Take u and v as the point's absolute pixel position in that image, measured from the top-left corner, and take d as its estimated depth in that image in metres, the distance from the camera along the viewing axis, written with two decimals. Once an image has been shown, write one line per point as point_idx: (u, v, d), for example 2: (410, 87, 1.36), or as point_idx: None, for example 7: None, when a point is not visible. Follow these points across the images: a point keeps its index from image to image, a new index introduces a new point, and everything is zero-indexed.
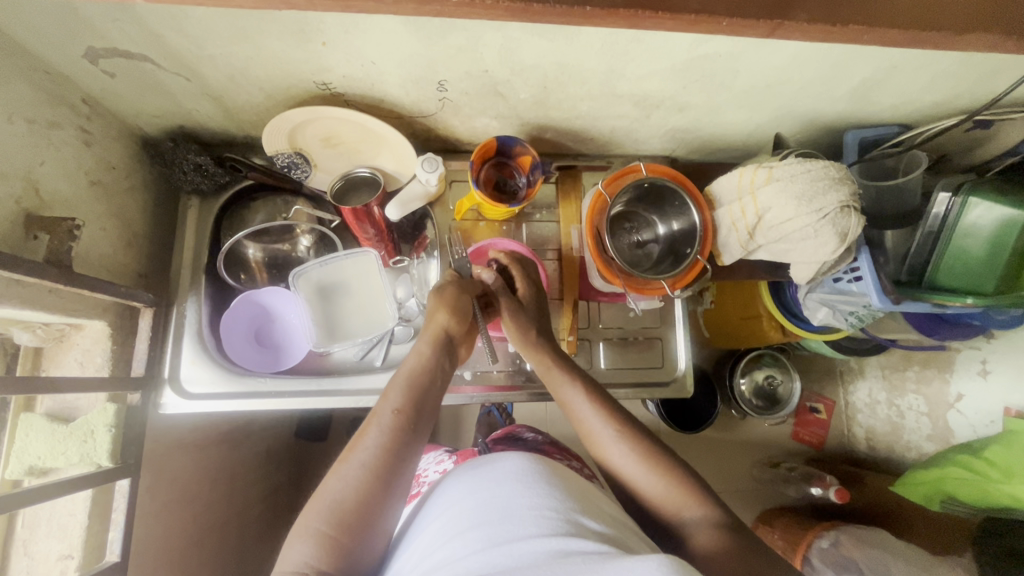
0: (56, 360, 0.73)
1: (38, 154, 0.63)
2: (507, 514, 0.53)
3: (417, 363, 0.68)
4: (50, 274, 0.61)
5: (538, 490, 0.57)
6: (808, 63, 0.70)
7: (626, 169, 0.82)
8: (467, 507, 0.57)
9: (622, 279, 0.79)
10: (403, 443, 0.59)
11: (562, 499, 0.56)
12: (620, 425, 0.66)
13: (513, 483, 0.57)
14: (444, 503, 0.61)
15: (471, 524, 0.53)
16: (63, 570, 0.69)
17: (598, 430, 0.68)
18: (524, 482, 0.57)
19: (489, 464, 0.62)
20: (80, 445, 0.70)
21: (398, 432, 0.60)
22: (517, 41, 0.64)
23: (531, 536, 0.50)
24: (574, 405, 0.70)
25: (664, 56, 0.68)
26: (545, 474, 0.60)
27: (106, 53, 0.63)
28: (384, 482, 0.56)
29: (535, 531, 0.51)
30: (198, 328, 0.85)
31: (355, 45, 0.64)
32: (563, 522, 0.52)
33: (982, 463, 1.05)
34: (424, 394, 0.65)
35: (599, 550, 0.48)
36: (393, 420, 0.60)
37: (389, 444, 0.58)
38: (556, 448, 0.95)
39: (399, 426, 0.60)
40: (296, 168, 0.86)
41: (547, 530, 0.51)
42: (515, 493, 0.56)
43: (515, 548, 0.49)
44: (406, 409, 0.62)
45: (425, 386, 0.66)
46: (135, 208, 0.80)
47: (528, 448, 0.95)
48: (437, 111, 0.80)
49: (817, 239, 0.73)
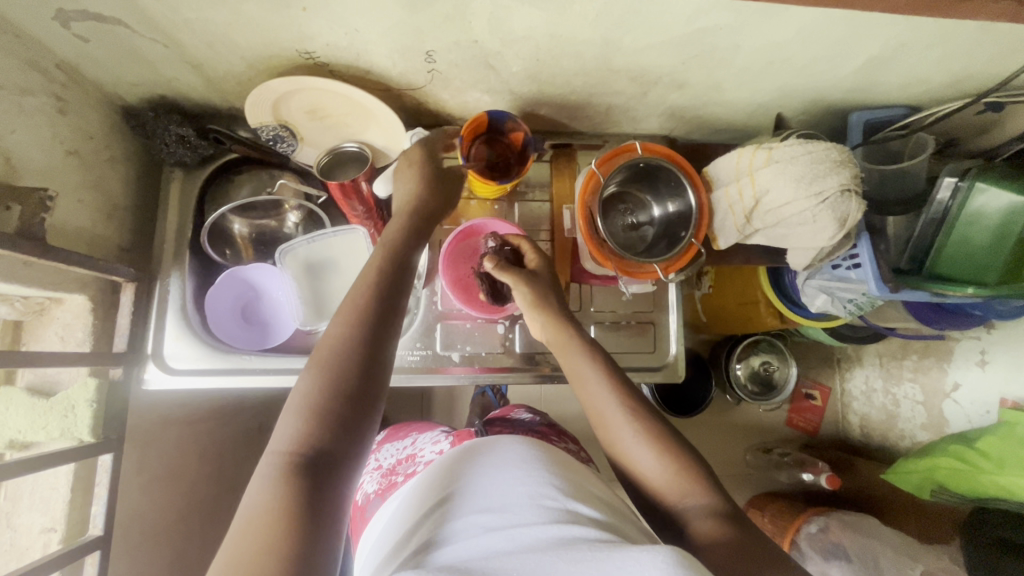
0: (36, 334, 0.72)
1: (9, 122, 0.61)
2: (506, 504, 0.53)
3: (397, 230, 0.68)
4: (24, 246, 0.59)
5: (539, 479, 0.56)
6: (813, 38, 0.66)
7: (620, 148, 0.80)
8: (465, 491, 0.56)
9: (613, 262, 0.77)
10: (380, 312, 0.58)
11: (562, 487, 0.56)
12: (612, 403, 0.65)
13: (512, 473, 0.57)
14: (436, 488, 0.60)
15: (469, 511, 0.53)
16: (46, 542, 0.69)
17: (594, 410, 0.66)
18: (522, 468, 0.58)
19: (485, 452, 0.62)
20: (60, 420, 0.70)
21: (377, 305, 0.59)
22: (507, 9, 0.61)
23: (535, 522, 0.50)
24: (586, 382, 0.68)
25: (662, 29, 0.65)
26: (546, 464, 0.60)
27: (76, 16, 0.61)
28: (367, 354, 0.56)
29: (538, 517, 0.51)
30: (182, 304, 0.83)
31: (337, 12, 0.61)
32: (563, 510, 0.52)
33: (973, 454, 1.05)
34: (400, 263, 0.64)
35: (603, 539, 0.48)
36: (366, 292, 0.59)
37: (369, 316, 0.57)
38: (553, 429, 0.94)
39: (378, 297, 0.59)
40: (281, 141, 0.84)
41: (549, 517, 0.51)
42: (513, 479, 0.56)
43: (518, 534, 0.49)
44: (382, 277, 0.61)
45: (404, 251, 0.65)
46: (113, 179, 0.78)
47: (526, 429, 0.93)
48: (426, 84, 0.77)
49: (815, 224, 0.70)
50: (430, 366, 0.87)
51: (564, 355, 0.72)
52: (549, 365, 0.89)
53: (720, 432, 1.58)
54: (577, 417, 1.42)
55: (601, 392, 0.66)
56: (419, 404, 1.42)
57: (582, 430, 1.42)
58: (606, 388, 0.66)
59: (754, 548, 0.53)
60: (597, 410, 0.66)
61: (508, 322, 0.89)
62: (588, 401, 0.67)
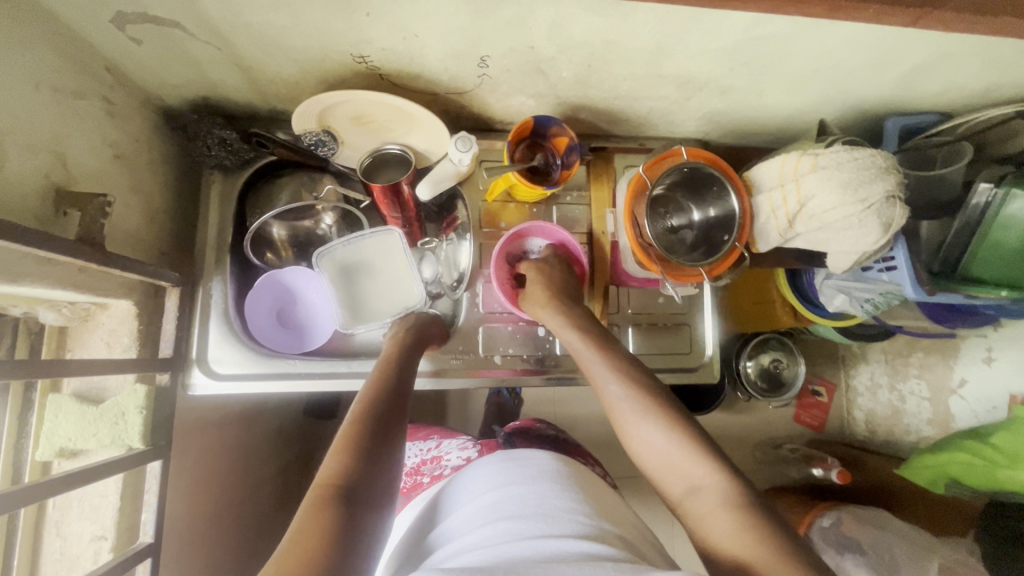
0: (80, 340, 0.71)
1: (65, 125, 0.60)
2: (538, 512, 0.55)
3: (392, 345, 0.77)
4: (86, 253, 0.58)
5: (569, 492, 0.59)
6: (861, 47, 0.68)
7: (667, 152, 0.82)
8: (492, 497, 0.58)
9: (659, 264, 0.78)
10: (398, 387, 0.69)
11: (589, 506, 0.58)
12: (625, 393, 0.69)
13: (544, 483, 0.59)
14: (467, 491, 0.62)
15: (498, 516, 0.55)
16: (97, 550, 0.68)
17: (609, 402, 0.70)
18: (551, 482, 0.60)
19: (518, 456, 0.64)
20: (111, 427, 0.69)
21: (392, 384, 0.69)
22: (569, 16, 0.61)
23: (564, 534, 0.52)
24: (599, 376, 0.72)
25: (718, 37, 0.66)
26: (573, 480, 0.62)
27: (134, 19, 0.60)
28: (388, 413, 0.64)
29: (566, 530, 0.53)
30: (224, 308, 0.83)
31: (400, 17, 0.61)
32: (591, 527, 0.54)
33: (988, 449, 1.08)
34: (407, 363, 0.74)
35: (626, 560, 0.50)
36: (382, 377, 0.70)
37: (385, 389, 0.67)
38: (577, 447, 0.96)
39: (391, 380, 0.69)
40: (323, 147, 0.82)
41: (577, 532, 0.52)
42: (542, 491, 0.58)
43: (547, 543, 0.50)
44: (392, 369, 0.72)
45: (409, 355, 0.76)
46: (155, 183, 0.77)
47: (553, 445, 0.96)
48: (473, 88, 0.77)
49: (860, 229, 0.72)
50: (470, 369, 0.87)
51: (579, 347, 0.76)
52: None
53: (732, 429, 1.61)
54: (593, 417, 1.43)
55: (613, 382, 0.71)
56: (432, 405, 1.42)
57: (599, 430, 1.43)
58: (618, 379, 0.71)
59: (768, 533, 0.53)
60: (611, 401, 0.70)
61: (549, 325, 0.90)
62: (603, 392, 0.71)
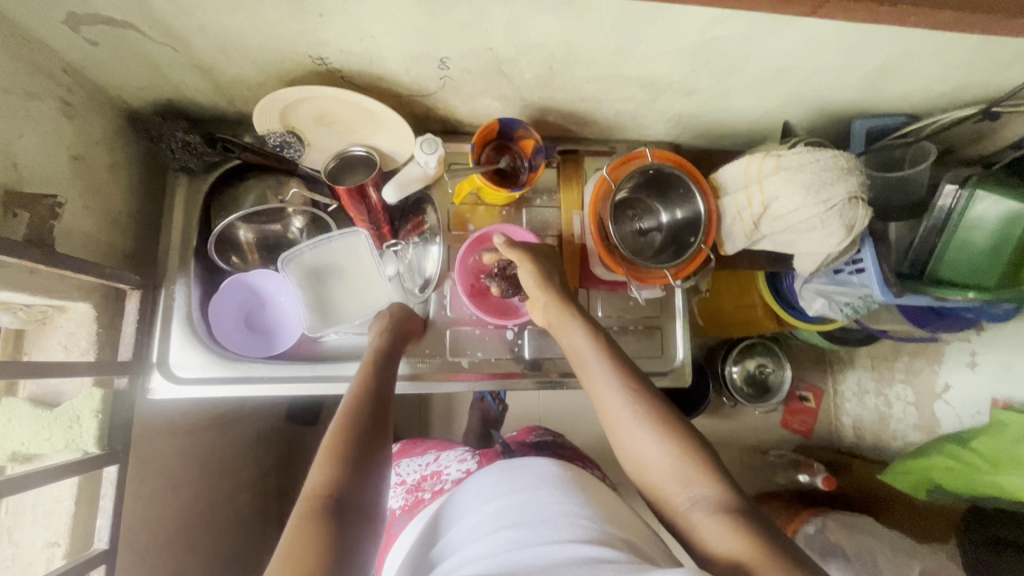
0: (38, 343, 0.70)
1: (16, 127, 0.60)
2: (539, 519, 0.53)
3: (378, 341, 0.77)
4: (32, 254, 0.58)
5: (570, 495, 0.56)
6: (821, 48, 0.68)
7: (631, 154, 0.81)
8: (496, 507, 0.56)
9: (624, 267, 0.78)
10: (382, 394, 0.68)
11: (593, 508, 0.56)
12: (616, 391, 0.66)
13: (544, 488, 0.57)
14: (470, 502, 0.60)
15: (499, 526, 0.53)
16: (49, 557, 0.67)
17: (599, 400, 0.68)
18: (553, 488, 0.57)
19: (518, 465, 0.62)
20: (65, 432, 0.68)
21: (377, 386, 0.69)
22: (523, 17, 0.61)
23: (566, 541, 0.50)
24: (587, 368, 0.70)
25: (677, 38, 0.66)
26: (578, 483, 0.60)
27: (87, 20, 0.60)
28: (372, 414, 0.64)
29: (569, 536, 0.51)
30: (187, 312, 0.82)
31: (354, 17, 0.61)
32: (594, 530, 0.52)
33: (968, 453, 1.07)
34: (388, 362, 0.74)
35: (629, 564, 0.48)
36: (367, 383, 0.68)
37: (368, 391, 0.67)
38: (578, 454, 0.91)
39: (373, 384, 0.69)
40: (288, 148, 0.82)
41: (578, 537, 0.51)
42: (545, 497, 0.56)
43: (547, 552, 0.49)
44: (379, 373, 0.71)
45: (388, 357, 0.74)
46: (118, 185, 0.77)
47: (551, 452, 0.90)
48: (437, 90, 0.77)
49: (824, 230, 0.72)
50: (442, 372, 0.87)
51: (568, 334, 0.73)
52: (556, 371, 0.89)
53: (719, 436, 1.59)
54: (578, 424, 1.42)
55: (606, 379, 0.67)
56: (416, 412, 1.40)
57: (584, 437, 1.42)
58: (613, 379, 0.67)
59: (766, 543, 0.53)
60: (602, 399, 0.67)
61: (517, 328, 0.89)
62: (595, 387, 0.68)
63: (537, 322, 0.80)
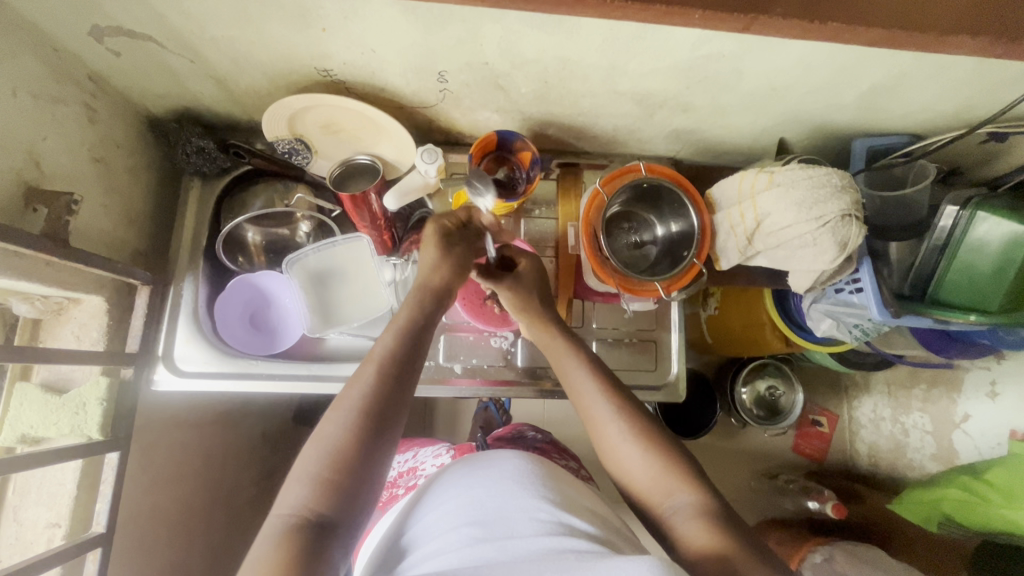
0: (52, 332, 0.74)
1: (42, 129, 0.64)
2: (502, 513, 0.54)
3: (411, 313, 0.67)
4: (47, 247, 0.62)
5: (536, 487, 0.58)
6: (814, 67, 0.68)
7: (625, 169, 0.81)
8: (458, 503, 0.57)
9: (616, 280, 0.78)
10: (384, 409, 0.57)
11: (558, 498, 0.57)
12: (602, 404, 0.65)
13: (509, 483, 0.58)
14: (435, 495, 0.61)
15: (461, 520, 0.54)
16: (50, 537, 0.70)
17: (583, 411, 0.67)
18: (517, 481, 0.58)
19: (483, 460, 0.62)
20: (71, 417, 0.71)
21: (392, 380, 0.60)
22: (517, 33, 0.63)
23: (529, 533, 0.51)
24: (573, 381, 0.69)
25: (668, 56, 0.67)
26: (541, 473, 0.61)
27: (110, 32, 0.65)
28: (383, 415, 0.57)
29: (531, 527, 0.52)
30: (194, 308, 0.86)
31: (356, 32, 0.64)
32: (558, 521, 0.53)
33: (980, 484, 1.02)
34: (416, 343, 0.64)
35: (592, 552, 0.49)
36: (371, 385, 0.59)
37: (381, 391, 0.58)
38: (555, 447, 0.95)
39: (392, 371, 0.60)
40: (296, 154, 0.87)
41: (543, 528, 0.52)
42: (507, 490, 0.57)
43: (511, 545, 0.50)
44: (389, 374, 0.60)
45: (407, 356, 0.62)
46: (135, 187, 0.81)
47: (526, 446, 0.95)
48: (438, 103, 0.80)
49: (816, 247, 0.71)
50: (433, 377, 0.88)
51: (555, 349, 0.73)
52: (551, 380, 0.89)
53: (725, 456, 1.56)
54: (582, 439, 1.41)
55: (592, 394, 0.66)
56: (420, 417, 1.42)
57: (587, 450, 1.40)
58: (595, 392, 0.66)
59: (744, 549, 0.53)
60: (586, 410, 0.66)
61: (511, 336, 0.90)
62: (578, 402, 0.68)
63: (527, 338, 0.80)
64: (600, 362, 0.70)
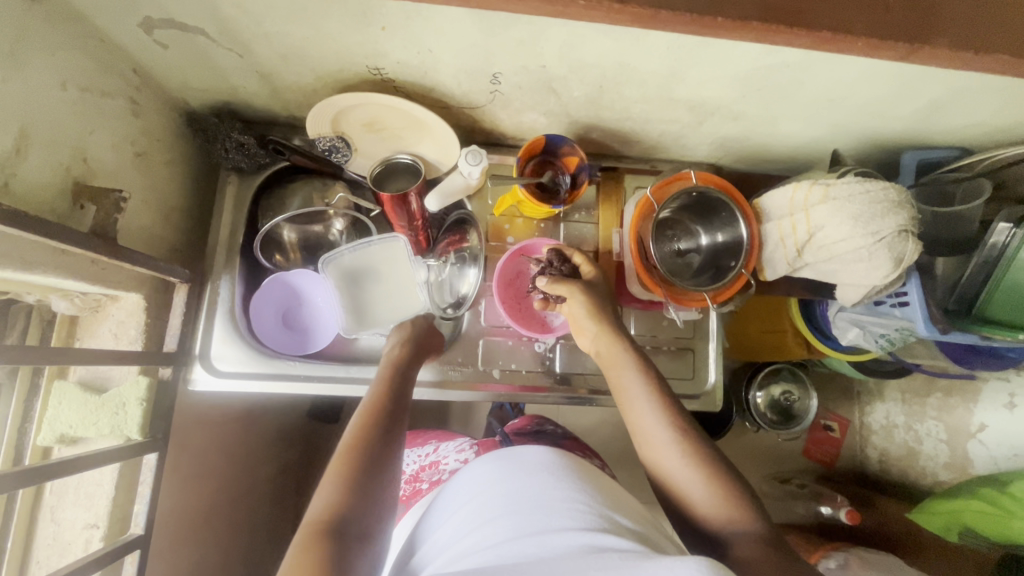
0: (90, 329, 0.73)
1: (88, 124, 0.62)
2: (538, 506, 0.52)
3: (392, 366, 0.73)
4: (96, 247, 0.60)
5: (572, 482, 0.55)
6: (877, 80, 0.67)
7: (676, 176, 0.83)
8: (492, 495, 0.55)
9: (662, 288, 0.79)
10: (379, 445, 0.60)
11: (595, 494, 0.54)
12: (660, 423, 0.65)
13: (542, 475, 0.56)
14: (467, 487, 0.59)
15: (498, 514, 0.52)
16: (88, 539, 0.69)
17: (640, 428, 0.66)
18: (550, 474, 0.56)
19: (514, 450, 0.60)
20: (111, 417, 0.70)
21: (388, 412, 0.64)
22: (582, 38, 0.62)
23: (566, 529, 0.49)
24: (632, 396, 0.68)
25: (731, 65, 0.66)
26: (575, 467, 0.58)
27: (161, 25, 0.62)
28: (381, 442, 0.60)
29: (568, 522, 0.50)
30: (230, 307, 0.85)
31: (416, 32, 0.62)
32: (596, 516, 0.51)
33: (1002, 496, 1.03)
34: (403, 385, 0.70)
35: (635, 551, 0.47)
36: (366, 416, 0.63)
37: (378, 423, 0.62)
38: (579, 444, 0.95)
39: (386, 408, 0.64)
40: (336, 153, 0.84)
41: (581, 524, 0.50)
42: (542, 483, 0.54)
43: (550, 540, 0.48)
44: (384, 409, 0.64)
45: (393, 404, 0.66)
46: (172, 181, 0.79)
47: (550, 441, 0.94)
48: (486, 104, 0.79)
49: (871, 263, 0.70)
50: (471, 381, 0.87)
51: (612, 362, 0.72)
52: (585, 387, 0.89)
53: (739, 460, 1.56)
54: (600, 440, 1.40)
55: (650, 413, 0.66)
56: (436, 415, 1.40)
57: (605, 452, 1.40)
58: (654, 410, 0.66)
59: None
60: (643, 428, 0.66)
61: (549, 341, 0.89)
62: (637, 422, 0.67)
63: (583, 348, 0.79)
64: (659, 378, 0.69)
